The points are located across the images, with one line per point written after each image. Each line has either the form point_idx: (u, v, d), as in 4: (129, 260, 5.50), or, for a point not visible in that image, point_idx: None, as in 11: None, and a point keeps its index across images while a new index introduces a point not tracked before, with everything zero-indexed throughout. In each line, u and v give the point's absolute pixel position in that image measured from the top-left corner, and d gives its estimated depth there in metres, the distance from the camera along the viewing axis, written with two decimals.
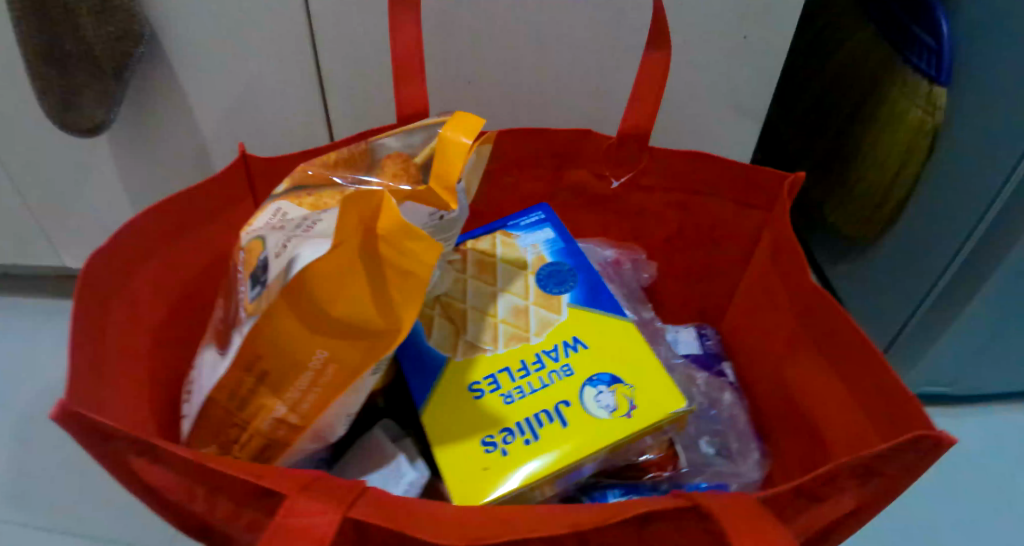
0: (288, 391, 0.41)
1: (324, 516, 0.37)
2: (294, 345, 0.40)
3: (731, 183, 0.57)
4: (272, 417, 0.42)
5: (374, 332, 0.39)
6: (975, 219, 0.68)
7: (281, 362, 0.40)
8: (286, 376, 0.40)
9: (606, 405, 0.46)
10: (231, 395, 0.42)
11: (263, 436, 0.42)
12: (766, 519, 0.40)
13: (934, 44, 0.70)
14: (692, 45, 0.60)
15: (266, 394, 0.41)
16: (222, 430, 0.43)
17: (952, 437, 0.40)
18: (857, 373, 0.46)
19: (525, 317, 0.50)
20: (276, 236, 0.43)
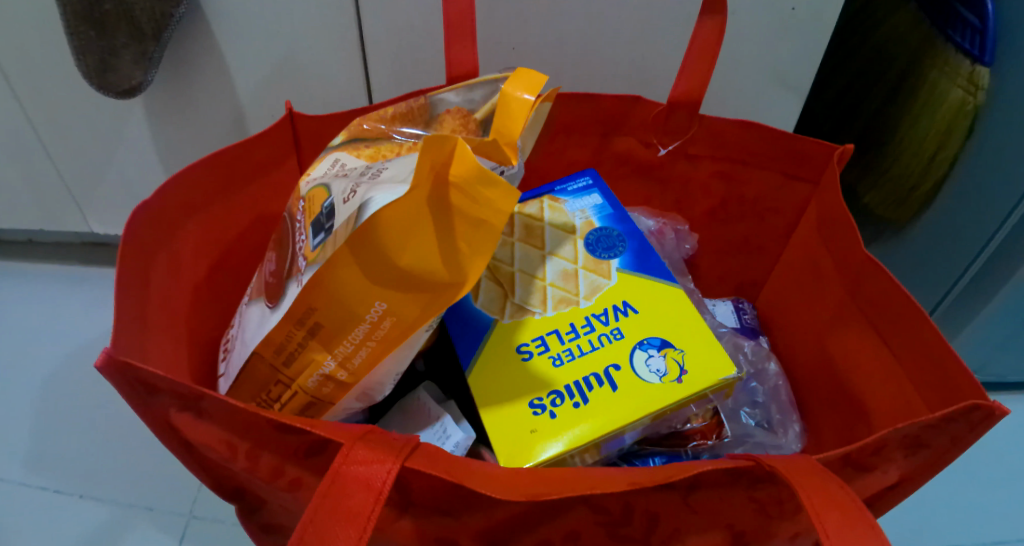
0: (340, 346, 0.41)
1: (382, 465, 0.38)
2: (351, 298, 0.40)
3: (779, 156, 0.57)
4: (322, 372, 0.42)
5: (435, 286, 0.39)
6: (1006, 212, 0.75)
7: (336, 316, 0.41)
8: (339, 330, 0.41)
9: (656, 369, 0.45)
10: (284, 347, 0.43)
11: (311, 391, 0.43)
12: (830, 481, 0.39)
13: (979, 25, 0.74)
14: (740, 17, 0.63)
15: (318, 348, 0.42)
16: (271, 384, 0.44)
17: (1004, 409, 0.41)
18: (910, 347, 0.47)
19: (574, 281, 0.50)
20: (342, 183, 0.43)
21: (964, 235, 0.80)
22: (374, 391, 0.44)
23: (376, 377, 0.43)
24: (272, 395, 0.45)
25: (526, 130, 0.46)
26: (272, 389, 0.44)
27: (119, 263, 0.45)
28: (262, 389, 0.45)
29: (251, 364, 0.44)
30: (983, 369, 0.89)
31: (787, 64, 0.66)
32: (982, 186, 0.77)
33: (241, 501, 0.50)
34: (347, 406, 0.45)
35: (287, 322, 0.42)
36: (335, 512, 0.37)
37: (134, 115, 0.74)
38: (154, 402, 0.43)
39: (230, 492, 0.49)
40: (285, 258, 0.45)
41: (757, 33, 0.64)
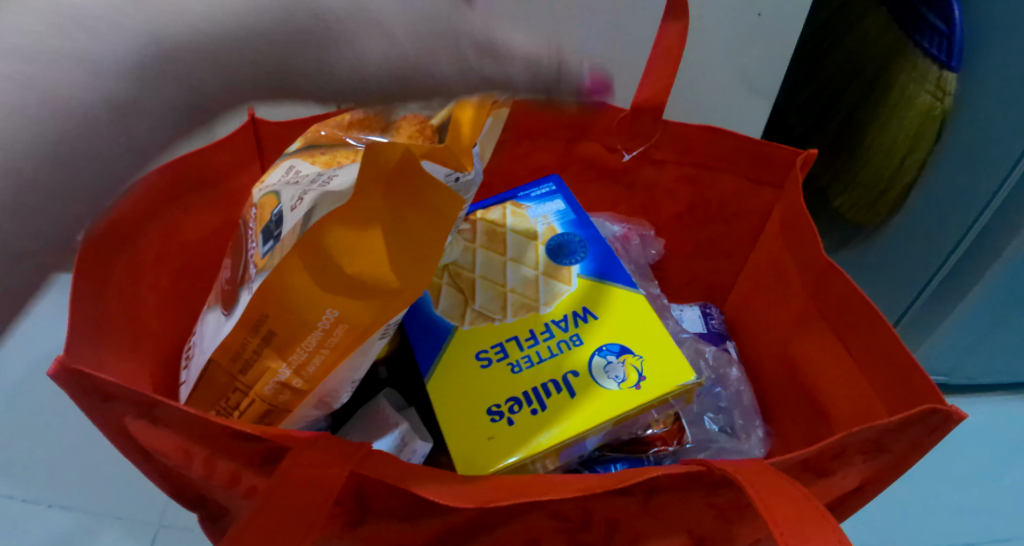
0: (293, 353, 0.41)
1: (333, 469, 0.38)
2: (303, 306, 0.40)
3: (743, 161, 0.57)
4: (276, 380, 0.42)
5: (386, 293, 0.39)
6: (979, 210, 0.75)
7: (290, 323, 0.40)
8: (293, 336, 0.41)
9: (614, 376, 0.45)
10: (239, 355, 0.42)
11: (266, 401, 0.43)
12: (782, 478, 0.39)
13: (946, 30, 0.74)
14: (706, 22, 0.63)
15: (272, 355, 0.41)
16: (226, 394, 0.44)
17: (962, 413, 0.41)
18: (870, 352, 0.47)
19: (535, 288, 0.50)
20: (294, 190, 0.43)
21: (934, 236, 0.80)
22: (334, 396, 0.44)
23: (331, 384, 0.43)
24: (227, 405, 0.44)
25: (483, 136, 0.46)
26: (228, 399, 0.44)
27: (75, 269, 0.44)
28: (217, 400, 0.44)
29: (207, 374, 0.44)
30: (954, 370, 0.90)
31: (752, 69, 0.66)
32: (951, 190, 0.77)
33: (202, 510, 0.49)
34: (305, 414, 0.44)
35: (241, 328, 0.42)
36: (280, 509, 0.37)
37: None
38: (109, 411, 0.42)
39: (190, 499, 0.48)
40: (239, 267, 0.45)
41: (723, 38, 0.64)
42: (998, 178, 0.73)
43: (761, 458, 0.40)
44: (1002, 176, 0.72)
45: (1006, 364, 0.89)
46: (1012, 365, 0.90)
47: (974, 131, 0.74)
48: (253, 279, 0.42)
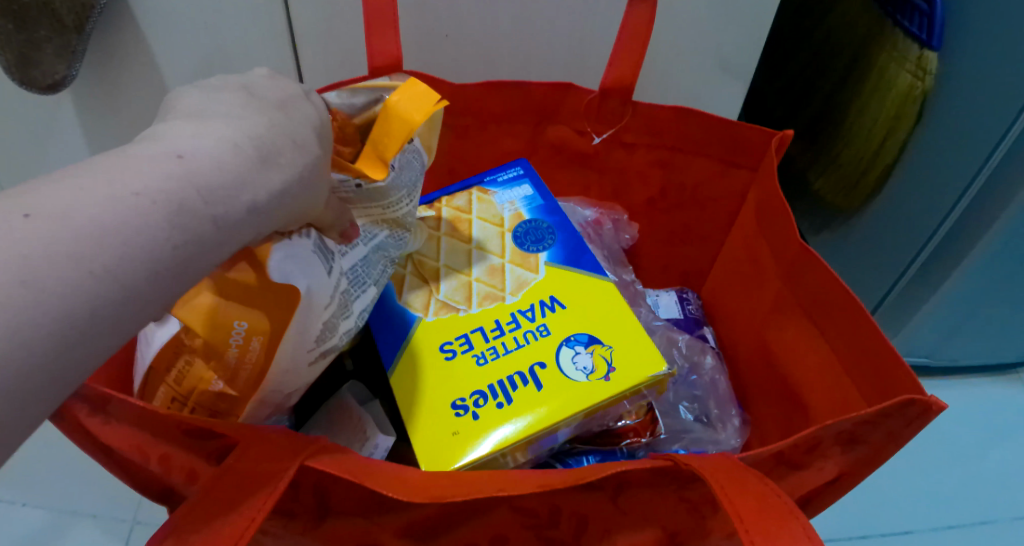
0: (220, 366, 0.41)
1: (282, 462, 0.36)
2: (214, 326, 0.41)
3: (716, 142, 0.56)
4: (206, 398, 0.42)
5: (275, 302, 0.39)
6: (958, 196, 0.74)
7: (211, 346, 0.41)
8: (217, 357, 0.41)
9: (583, 367, 0.44)
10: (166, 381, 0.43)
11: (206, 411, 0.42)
12: (751, 478, 0.37)
13: (927, 9, 0.73)
14: (679, 0, 0.61)
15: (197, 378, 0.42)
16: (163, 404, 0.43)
17: (941, 404, 0.40)
18: (845, 338, 0.46)
19: (501, 276, 0.48)
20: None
21: (915, 217, 0.79)
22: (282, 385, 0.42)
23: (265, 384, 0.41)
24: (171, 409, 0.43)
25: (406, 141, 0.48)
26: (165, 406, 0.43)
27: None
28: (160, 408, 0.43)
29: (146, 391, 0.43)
30: (936, 353, 0.90)
31: (727, 49, 0.64)
32: (936, 167, 0.75)
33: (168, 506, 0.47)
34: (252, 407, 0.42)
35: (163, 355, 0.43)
36: (220, 502, 0.36)
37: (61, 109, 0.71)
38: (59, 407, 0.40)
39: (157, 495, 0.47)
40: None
41: (697, 16, 0.63)
42: (982, 155, 0.71)
43: (734, 455, 0.39)
44: (987, 153, 0.70)
45: (991, 345, 0.89)
46: (997, 347, 0.89)
47: (957, 111, 0.72)
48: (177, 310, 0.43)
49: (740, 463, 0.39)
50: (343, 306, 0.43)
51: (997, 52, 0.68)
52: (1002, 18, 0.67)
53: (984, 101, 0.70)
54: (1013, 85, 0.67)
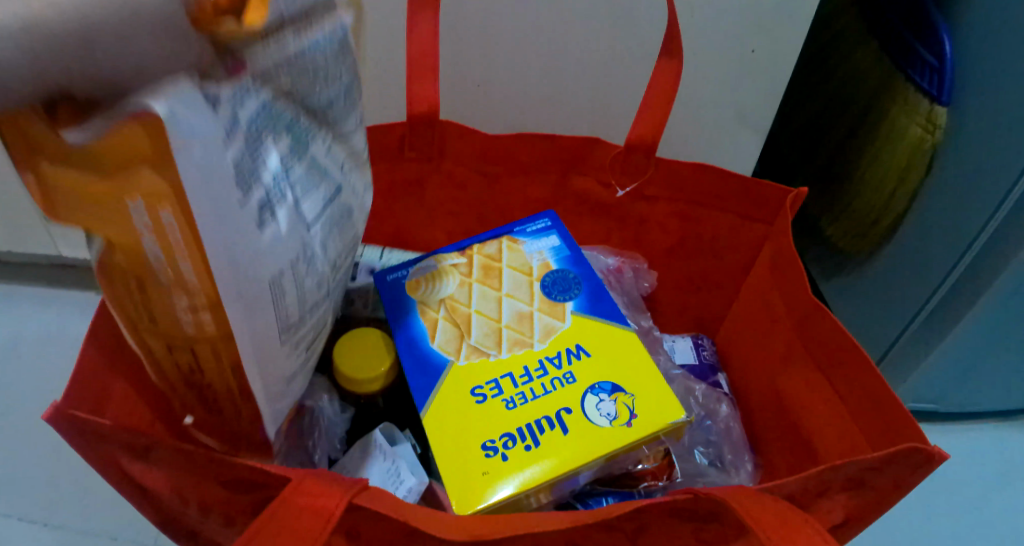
0: (167, 273, 0.36)
1: (329, 499, 0.38)
2: (118, 235, 0.34)
3: (734, 197, 0.58)
4: (182, 306, 0.38)
5: (142, 165, 0.31)
6: (965, 245, 0.76)
7: (121, 247, 0.35)
8: (142, 257, 0.35)
9: (606, 413, 0.46)
10: (147, 326, 0.40)
11: (214, 336, 0.40)
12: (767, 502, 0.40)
13: (937, 64, 0.76)
14: (700, 59, 0.65)
15: (152, 294, 0.38)
16: (182, 368, 0.42)
17: (943, 453, 0.43)
18: (854, 390, 0.48)
19: (529, 324, 0.51)
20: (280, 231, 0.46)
21: (924, 266, 0.81)
22: (252, 285, 0.38)
23: (235, 289, 0.37)
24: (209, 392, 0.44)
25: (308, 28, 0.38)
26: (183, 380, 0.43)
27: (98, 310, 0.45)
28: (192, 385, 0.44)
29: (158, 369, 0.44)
30: (944, 398, 0.92)
31: (745, 105, 0.68)
32: (943, 213, 0.78)
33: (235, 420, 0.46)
34: (262, 374, 0.43)
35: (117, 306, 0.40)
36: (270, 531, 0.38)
37: None
38: (102, 450, 0.42)
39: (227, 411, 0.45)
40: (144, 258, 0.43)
41: (717, 74, 0.66)
42: (991, 208, 0.72)
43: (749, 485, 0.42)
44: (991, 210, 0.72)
45: (1000, 394, 0.90)
46: (1005, 395, 0.90)
47: (963, 163, 0.75)
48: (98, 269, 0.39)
49: (757, 495, 0.41)
50: (256, 155, 0.36)
51: (999, 109, 0.70)
52: (1006, 79, 0.70)
53: (989, 157, 0.72)
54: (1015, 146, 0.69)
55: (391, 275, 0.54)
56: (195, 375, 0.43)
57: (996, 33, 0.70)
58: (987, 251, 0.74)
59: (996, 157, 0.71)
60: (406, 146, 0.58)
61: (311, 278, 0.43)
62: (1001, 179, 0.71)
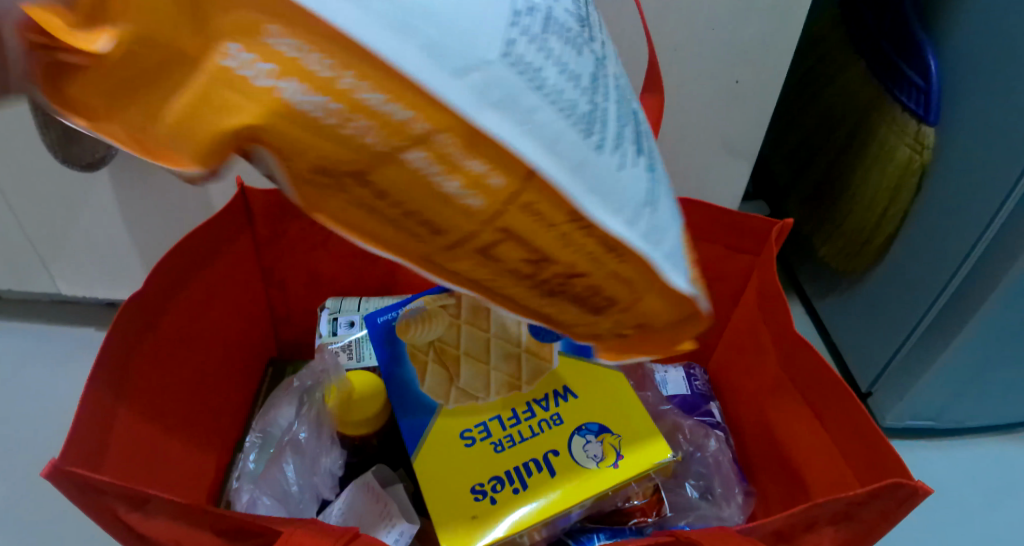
0: (354, 119, 0.30)
1: None
2: (283, 134, 0.30)
3: (720, 230, 0.59)
4: (445, 168, 0.31)
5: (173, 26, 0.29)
6: (962, 257, 0.75)
7: (323, 161, 0.31)
8: (337, 156, 0.31)
9: (593, 455, 0.47)
10: (458, 267, 0.34)
11: (509, 182, 0.32)
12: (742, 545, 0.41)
13: (923, 85, 0.76)
14: (685, 91, 0.65)
15: (422, 206, 0.32)
16: (520, 277, 0.35)
17: (926, 488, 0.42)
18: (839, 423, 0.49)
19: (517, 365, 0.51)
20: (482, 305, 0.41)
21: (921, 280, 0.81)
22: (463, 54, 0.30)
23: (462, 77, 0.30)
24: (586, 296, 0.36)
25: None
26: (559, 289, 0.36)
27: (96, 361, 0.46)
28: (580, 305, 0.37)
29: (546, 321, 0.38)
30: (942, 415, 0.89)
31: (731, 132, 0.68)
32: (939, 227, 0.78)
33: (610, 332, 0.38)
34: (606, 199, 0.34)
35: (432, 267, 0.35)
36: None
37: (102, 185, 0.76)
38: (100, 503, 0.42)
39: (609, 301, 0.37)
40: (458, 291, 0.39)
41: (703, 105, 0.66)
42: (983, 221, 0.72)
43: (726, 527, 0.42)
44: (984, 224, 0.72)
45: (1003, 410, 0.89)
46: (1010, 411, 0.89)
47: (953, 178, 0.75)
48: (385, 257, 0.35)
49: (740, 535, 0.42)
50: None
51: (986, 124, 0.71)
52: (996, 96, 0.69)
53: (980, 172, 0.72)
54: (1005, 161, 0.69)
55: (381, 317, 0.55)
56: (555, 275, 0.35)
57: (981, 48, 0.71)
58: (982, 265, 0.73)
59: (990, 171, 0.71)
60: None
61: (557, 48, 0.33)
62: (996, 193, 0.70)
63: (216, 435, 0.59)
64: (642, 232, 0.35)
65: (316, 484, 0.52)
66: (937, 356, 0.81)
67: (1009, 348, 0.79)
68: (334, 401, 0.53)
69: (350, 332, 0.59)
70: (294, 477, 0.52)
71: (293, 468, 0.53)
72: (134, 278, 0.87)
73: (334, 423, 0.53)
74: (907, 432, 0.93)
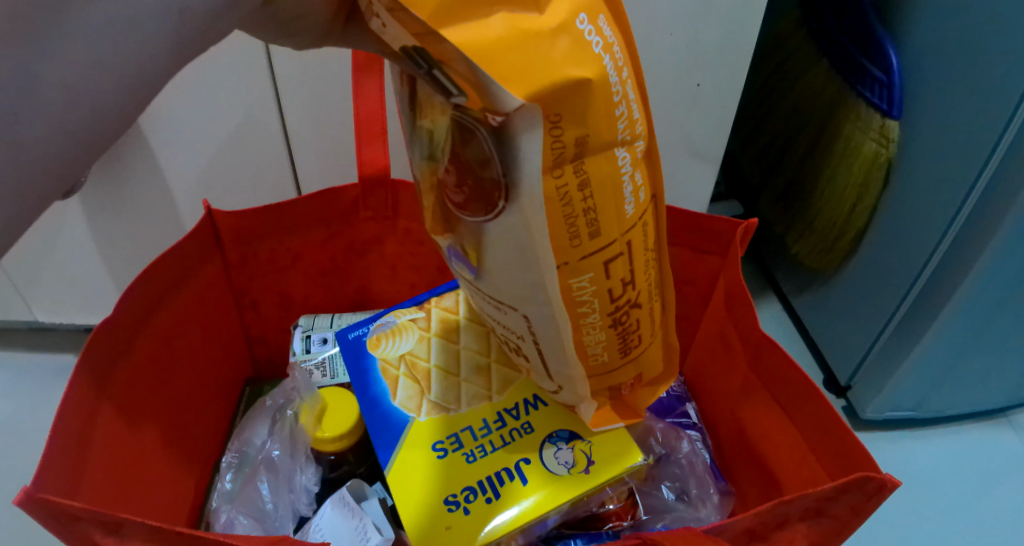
0: (617, 108, 0.36)
1: None
2: (573, 101, 0.34)
3: (685, 234, 0.60)
4: (631, 171, 0.39)
5: None
6: (934, 246, 0.76)
7: (588, 136, 0.36)
8: (597, 133, 0.36)
9: (565, 462, 0.48)
10: (580, 275, 0.40)
11: (646, 201, 0.41)
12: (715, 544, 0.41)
13: (886, 80, 0.77)
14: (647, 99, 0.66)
15: (601, 208, 0.38)
16: (610, 297, 0.42)
17: (894, 480, 0.43)
18: (809, 420, 0.50)
19: (488, 377, 0.53)
20: (533, 349, 0.46)
21: (894, 272, 0.82)
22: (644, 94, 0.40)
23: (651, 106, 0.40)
24: (631, 332, 0.45)
25: None
26: (623, 312, 0.43)
27: (70, 382, 0.47)
28: (625, 340, 0.45)
29: (603, 343, 0.44)
30: (922, 405, 0.89)
31: (695, 135, 0.69)
32: (909, 220, 0.79)
33: (628, 369, 0.47)
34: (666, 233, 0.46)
35: (565, 268, 0.40)
36: None
37: (73, 212, 0.76)
38: (74, 530, 0.42)
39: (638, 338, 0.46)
40: (522, 316, 0.43)
41: (665, 111, 0.67)
42: (950, 213, 0.73)
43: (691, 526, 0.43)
44: (951, 215, 0.73)
45: (982, 396, 0.89)
46: (988, 397, 0.90)
47: (919, 171, 0.76)
48: (541, 248, 0.39)
49: (708, 536, 0.43)
50: None
51: (946, 116, 0.72)
52: (958, 85, 0.70)
53: (946, 161, 0.73)
54: (969, 148, 0.70)
55: (352, 332, 0.55)
56: (626, 299, 0.43)
57: (942, 40, 0.72)
58: (953, 252, 0.74)
59: (956, 159, 0.72)
60: (361, 206, 0.62)
61: None
62: (963, 182, 0.71)
63: (193, 458, 0.59)
64: (667, 277, 0.47)
65: (293, 501, 0.53)
66: (913, 345, 0.82)
67: (982, 335, 0.80)
68: (308, 418, 0.54)
69: (323, 349, 0.60)
70: (269, 496, 0.53)
71: (269, 486, 0.53)
72: (110, 305, 0.87)
73: (308, 439, 0.53)
74: (887, 424, 0.93)
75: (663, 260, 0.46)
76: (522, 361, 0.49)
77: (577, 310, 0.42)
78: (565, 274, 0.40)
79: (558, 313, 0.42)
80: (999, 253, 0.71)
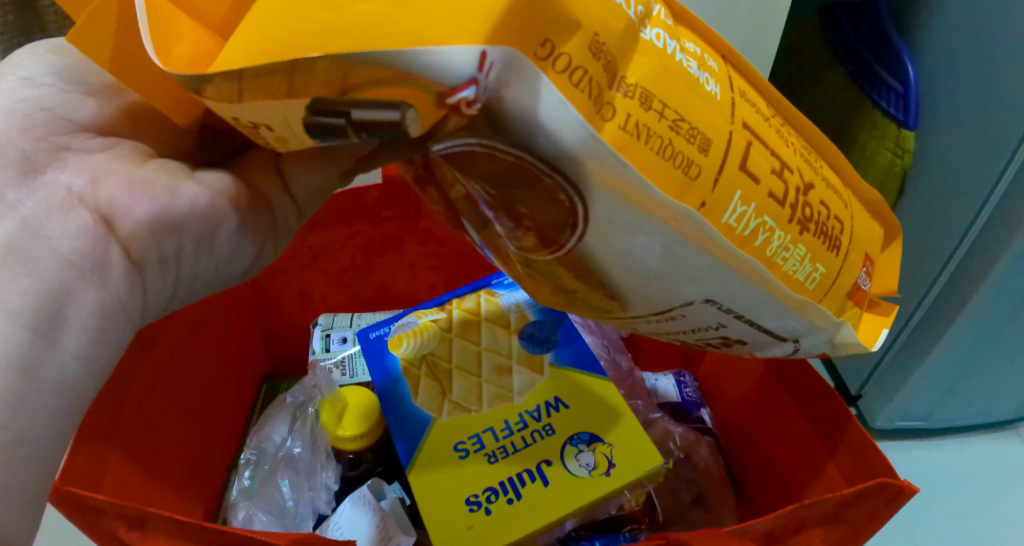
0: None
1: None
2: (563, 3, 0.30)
3: None
4: (680, 47, 0.35)
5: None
6: (946, 258, 0.76)
7: (598, 37, 0.31)
8: (605, 27, 0.31)
9: (586, 464, 0.48)
10: (731, 210, 0.36)
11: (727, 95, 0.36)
12: None
13: (902, 90, 0.74)
14: None
15: (690, 111, 0.34)
16: (779, 201, 0.38)
17: (913, 486, 0.43)
18: (826, 426, 0.50)
19: (508, 378, 0.53)
20: (741, 325, 0.42)
21: (905, 281, 0.81)
22: None
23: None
24: (821, 219, 0.41)
25: (289, 130, 0.32)
26: (802, 205, 0.39)
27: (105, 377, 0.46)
28: (821, 234, 0.41)
29: (805, 255, 0.40)
30: (931, 415, 0.89)
31: None
32: (922, 230, 0.79)
33: (854, 257, 0.44)
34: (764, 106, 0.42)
35: (707, 212, 0.35)
36: None
37: None
38: (100, 525, 0.42)
39: (838, 221, 0.43)
40: (707, 304, 0.40)
41: None
42: (966, 223, 0.73)
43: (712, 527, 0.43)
44: (966, 225, 0.73)
45: (989, 407, 0.90)
46: (996, 408, 0.90)
47: (933, 182, 0.76)
48: (664, 212, 0.34)
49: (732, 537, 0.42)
50: None
51: (961, 130, 0.72)
52: (974, 97, 0.70)
53: (961, 172, 0.73)
54: (983, 160, 0.70)
55: (373, 332, 0.56)
56: (795, 191, 0.39)
57: (958, 53, 0.71)
58: (966, 262, 0.74)
59: (968, 170, 0.72)
60: (383, 206, 0.62)
61: None
62: (977, 192, 0.71)
63: (209, 455, 0.59)
64: (813, 132, 0.44)
65: (313, 498, 0.53)
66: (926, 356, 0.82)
67: (991, 345, 0.80)
68: (329, 415, 0.54)
69: (342, 348, 0.60)
70: (289, 492, 0.53)
71: (288, 483, 0.54)
72: None
73: (329, 437, 0.54)
74: (895, 433, 0.93)
75: (792, 132, 0.42)
76: (710, 344, 0.45)
77: (757, 244, 0.38)
78: (713, 216, 0.35)
79: (743, 269, 0.38)
80: (1012, 264, 0.71)
